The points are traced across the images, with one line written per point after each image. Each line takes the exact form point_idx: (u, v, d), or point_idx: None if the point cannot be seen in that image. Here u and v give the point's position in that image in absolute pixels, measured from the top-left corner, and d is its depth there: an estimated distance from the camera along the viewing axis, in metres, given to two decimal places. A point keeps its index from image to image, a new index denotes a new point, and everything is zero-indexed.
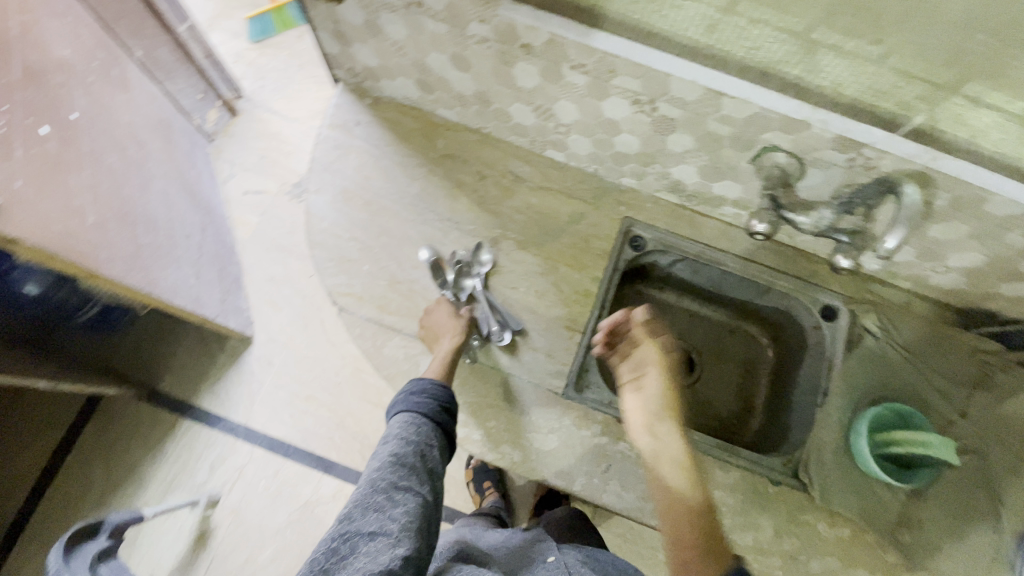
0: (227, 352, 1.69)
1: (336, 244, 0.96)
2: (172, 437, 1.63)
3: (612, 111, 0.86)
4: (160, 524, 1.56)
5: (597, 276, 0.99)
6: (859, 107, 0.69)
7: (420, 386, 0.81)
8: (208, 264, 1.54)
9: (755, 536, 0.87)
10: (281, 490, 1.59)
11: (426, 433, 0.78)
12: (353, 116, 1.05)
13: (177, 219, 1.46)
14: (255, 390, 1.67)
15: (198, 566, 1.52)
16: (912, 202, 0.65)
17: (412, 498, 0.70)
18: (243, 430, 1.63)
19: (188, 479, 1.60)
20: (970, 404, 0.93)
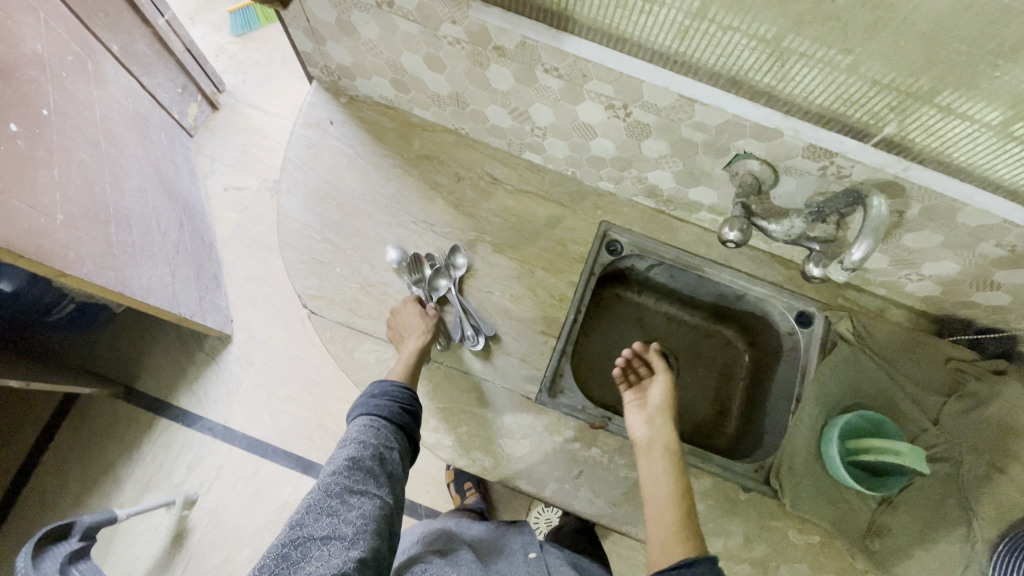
0: (205, 351, 1.67)
1: (307, 245, 0.94)
2: (150, 437, 1.61)
3: (587, 115, 0.85)
4: (137, 524, 1.54)
5: (572, 281, 0.98)
6: (830, 116, 0.68)
7: (381, 388, 0.80)
8: (184, 263, 1.51)
9: (725, 542, 0.86)
10: (260, 490, 1.57)
11: (386, 435, 0.77)
12: (327, 115, 1.03)
13: (152, 216, 1.43)
14: (234, 389, 1.65)
15: (174, 568, 1.51)
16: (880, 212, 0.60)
17: (369, 501, 0.69)
18: (222, 430, 1.62)
19: (165, 479, 1.58)
20: (941, 412, 0.93)
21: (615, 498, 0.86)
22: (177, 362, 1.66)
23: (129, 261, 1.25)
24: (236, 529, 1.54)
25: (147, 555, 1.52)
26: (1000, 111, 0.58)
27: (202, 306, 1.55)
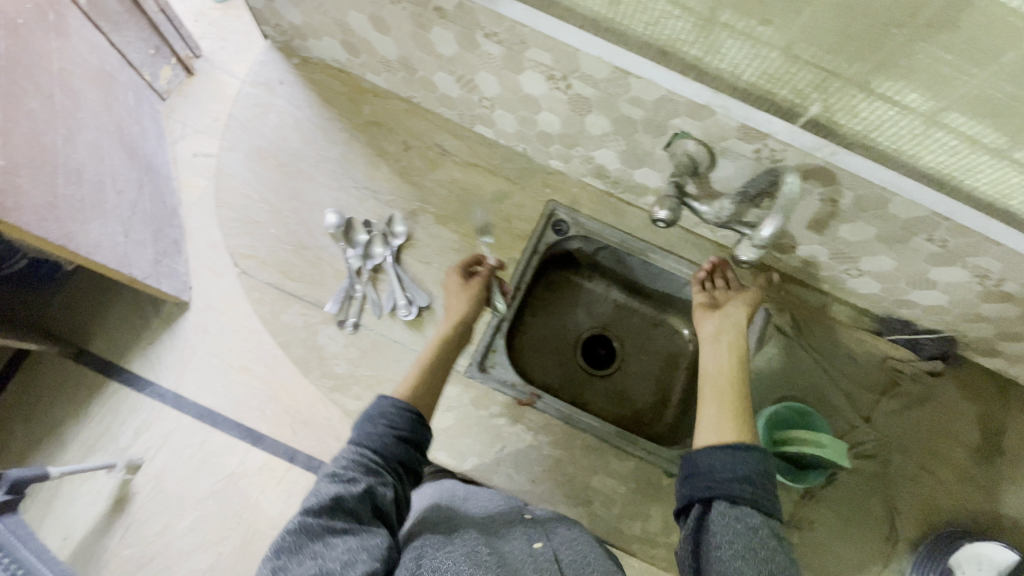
0: (161, 317, 1.63)
1: (244, 204, 0.94)
2: (100, 399, 1.58)
3: (530, 86, 0.83)
4: (82, 484, 1.53)
5: (514, 257, 0.97)
6: (759, 94, 0.67)
7: (377, 411, 0.72)
8: (139, 224, 1.47)
9: (643, 526, 0.85)
10: (206, 459, 1.55)
11: (377, 464, 0.68)
12: (278, 75, 1.02)
13: (108, 173, 1.41)
14: (189, 355, 1.61)
15: (111, 536, 1.49)
16: (792, 191, 0.62)
17: (354, 544, 0.60)
18: (172, 397, 1.58)
19: (111, 443, 1.55)
20: (874, 410, 0.94)
21: (535, 475, 0.86)
22: (128, 324, 1.62)
23: (75, 216, 1.23)
24: (178, 498, 1.52)
25: (86, 517, 1.50)
26: (924, 95, 0.57)
27: (156, 270, 1.51)
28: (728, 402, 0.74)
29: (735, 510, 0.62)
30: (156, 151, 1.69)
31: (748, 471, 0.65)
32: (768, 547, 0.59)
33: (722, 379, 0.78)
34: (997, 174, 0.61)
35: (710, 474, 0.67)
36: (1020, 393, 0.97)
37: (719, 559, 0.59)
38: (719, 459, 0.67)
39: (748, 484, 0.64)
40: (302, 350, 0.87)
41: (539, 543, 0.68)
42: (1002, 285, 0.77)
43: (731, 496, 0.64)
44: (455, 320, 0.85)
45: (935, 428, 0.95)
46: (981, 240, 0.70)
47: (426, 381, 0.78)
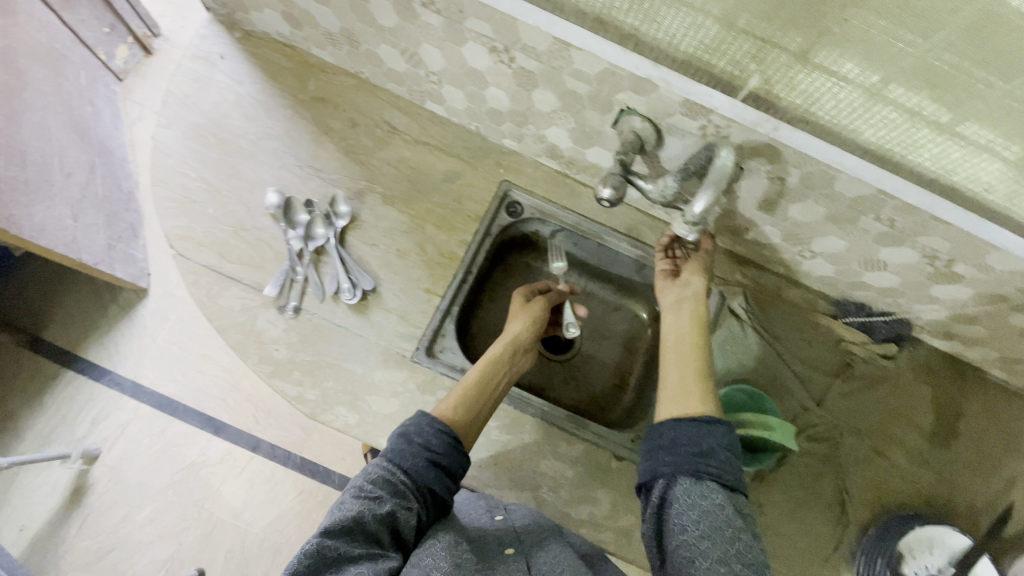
0: (119, 304, 1.40)
1: (181, 184, 0.91)
2: (54, 387, 1.36)
3: (475, 60, 0.80)
4: (30, 481, 1.30)
5: (465, 239, 0.94)
6: (696, 64, 0.63)
7: (414, 429, 0.69)
8: (91, 209, 1.19)
9: (591, 510, 0.84)
10: (166, 450, 1.34)
11: (404, 490, 0.64)
12: (218, 48, 0.97)
13: (57, 155, 1.12)
14: (147, 343, 1.39)
15: (68, 525, 1.28)
16: (723, 167, 0.62)
17: (370, 569, 0.56)
18: (131, 386, 1.37)
19: (68, 433, 1.33)
20: (827, 393, 0.94)
21: (481, 460, 0.85)
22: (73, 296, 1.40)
23: (19, 200, 0.96)
24: (137, 487, 1.31)
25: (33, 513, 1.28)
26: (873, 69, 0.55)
27: (110, 256, 1.24)
28: (692, 373, 0.74)
29: (700, 488, 0.62)
30: (110, 133, 1.37)
31: (710, 446, 0.65)
32: (730, 524, 0.60)
33: (686, 351, 0.78)
34: (937, 148, 0.60)
35: (673, 449, 0.66)
36: (977, 375, 0.96)
37: (685, 539, 0.59)
38: (683, 433, 0.67)
39: (712, 462, 0.64)
40: (240, 335, 0.85)
41: (510, 548, 0.66)
42: (953, 265, 0.76)
43: (695, 474, 0.63)
44: (508, 338, 0.85)
45: (889, 410, 0.94)
46: (928, 218, 0.68)
47: (473, 400, 0.77)
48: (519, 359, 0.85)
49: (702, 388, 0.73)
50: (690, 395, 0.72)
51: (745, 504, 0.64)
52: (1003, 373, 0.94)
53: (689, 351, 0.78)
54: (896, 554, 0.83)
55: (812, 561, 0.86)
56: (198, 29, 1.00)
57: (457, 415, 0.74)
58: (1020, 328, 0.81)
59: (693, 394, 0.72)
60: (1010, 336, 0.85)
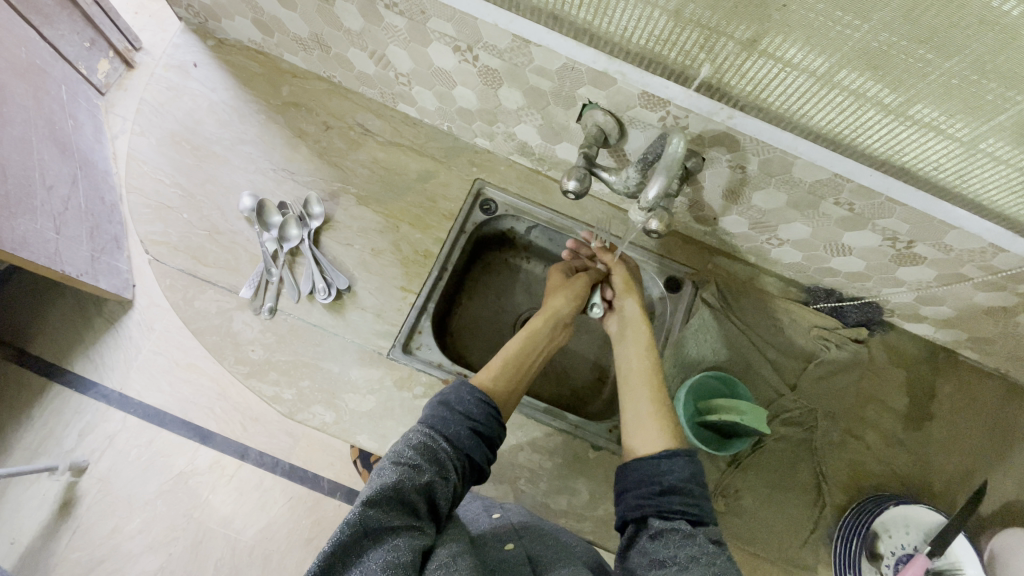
0: (104, 317, 1.28)
1: (156, 190, 0.93)
2: (40, 401, 1.26)
3: (440, 60, 0.81)
4: (16, 497, 1.21)
5: (440, 238, 0.95)
6: (650, 57, 0.66)
7: (456, 397, 0.70)
8: (74, 221, 1.11)
9: (569, 500, 0.85)
10: (155, 461, 1.22)
11: (442, 460, 0.64)
12: (192, 57, 0.99)
13: (35, 165, 1.05)
14: (132, 355, 1.25)
15: (58, 540, 1.18)
16: (672, 153, 0.63)
17: (411, 540, 0.54)
18: (117, 399, 1.25)
19: (55, 447, 1.24)
20: (801, 377, 0.95)
21: None
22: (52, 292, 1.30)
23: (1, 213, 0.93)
24: (126, 498, 1.20)
25: (23, 527, 1.19)
26: (822, 57, 0.57)
27: (94, 268, 1.15)
28: (643, 403, 0.75)
29: (669, 525, 0.62)
30: (93, 146, 1.23)
31: (675, 480, 0.65)
32: (704, 552, 0.59)
33: (635, 378, 0.79)
34: (885, 131, 0.62)
35: (638, 489, 0.67)
36: (950, 357, 0.97)
37: (665, 573, 0.58)
38: (647, 470, 0.67)
39: (679, 495, 0.64)
40: (217, 337, 0.87)
41: (510, 544, 0.65)
42: (913, 246, 0.77)
43: (663, 510, 0.64)
44: (549, 314, 0.87)
45: (863, 393, 0.96)
46: (884, 199, 0.70)
47: (513, 373, 0.79)
48: (558, 336, 0.87)
49: (654, 415, 0.73)
50: (644, 424, 0.73)
51: (718, 533, 0.64)
52: (976, 354, 0.95)
53: (636, 380, 0.79)
54: (872, 533, 0.84)
55: (789, 542, 0.87)
56: (172, 38, 1.02)
57: (497, 387, 0.77)
58: (985, 307, 0.83)
59: (646, 424, 0.73)
60: (975, 316, 0.86)
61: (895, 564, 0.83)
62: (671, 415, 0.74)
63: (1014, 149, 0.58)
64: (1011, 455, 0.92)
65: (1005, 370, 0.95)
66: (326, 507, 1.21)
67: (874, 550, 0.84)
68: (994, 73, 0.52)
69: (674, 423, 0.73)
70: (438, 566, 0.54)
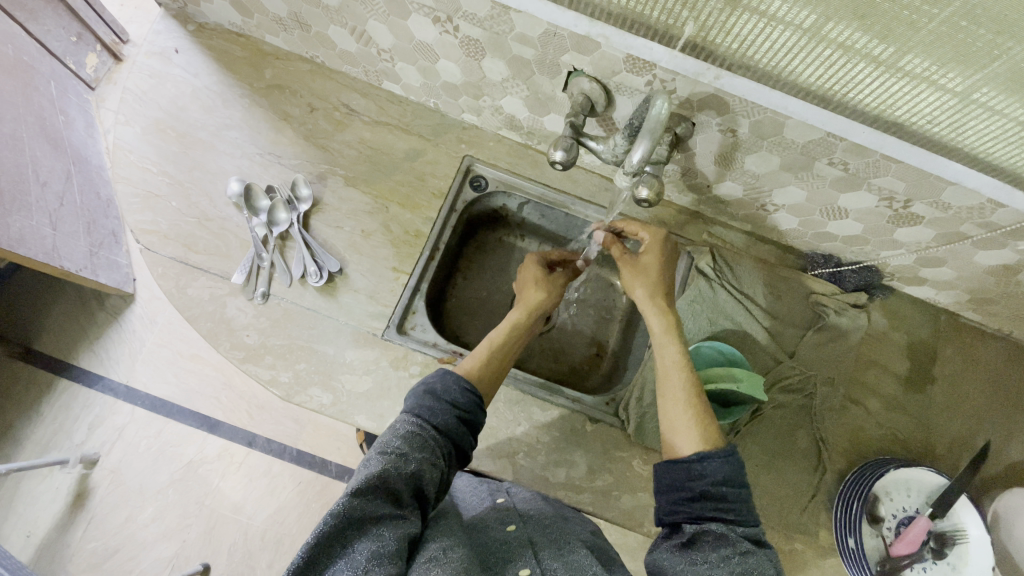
0: (108, 311, 1.27)
1: (143, 178, 0.93)
2: (47, 396, 1.25)
3: (421, 32, 0.79)
4: (27, 493, 1.20)
5: (430, 217, 0.94)
6: (632, 17, 0.64)
7: (441, 385, 0.68)
8: (70, 216, 1.05)
9: (567, 473, 0.85)
10: (164, 451, 1.22)
11: (430, 447, 0.62)
12: (172, 43, 0.98)
13: (29, 163, 0.99)
14: (138, 348, 1.26)
15: (73, 531, 1.17)
16: (655, 115, 0.62)
17: (396, 530, 0.53)
18: (125, 390, 1.25)
19: (64, 441, 1.22)
20: (800, 344, 0.93)
21: None
22: (49, 285, 1.28)
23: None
24: (137, 489, 1.20)
25: (39, 519, 1.18)
26: (809, 10, 0.55)
27: (93, 263, 1.11)
28: (669, 403, 0.70)
29: (701, 529, 0.60)
30: (85, 141, 1.15)
31: (706, 486, 0.62)
32: (737, 551, 0.57)
33: (669, 377, 0.72)
34: (876, 84, 0.60)
35: (670, 494, 0.65)
36: (952, 320, 0.96)
37: (693, 568, 0.56)
38: (679, 471, 0.65)
39: (712, 501, 0.62)
40: (211, 323, 0.86)
41: (513, 526, 0.65)
42: (910, 205, 0.75)
43: (695, 515, 0.62)
44: (532, 308, 0.84)
45: (863, 358, 0.95)
46: (879, 157, 0.68)
47: (498, 364, 0.76)
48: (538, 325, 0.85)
49: (684, 414, 0.68)
50: (676, 423, 0.68)
51: (758, 534, 0.61)
52: (976, 315, 0.94)
53: (667, 379, 0.72)
54: (873, 497, 0.84)
55: (789, 508, 0.86)
56: (153, 24, 1.01)
57: (485, 377, 0.73)
58: (986, 266, 0.81)
59: (677, 419, 0.68)
60: (977, 276, 0.85)
61: (895, 527, 0.83)
62: (704, 414, 0.68)
63: (1009, 99, 0.56)
64: (1015, 416, 0.91)
65: (1006, 330, 0.94)
66: (335, 491, 1.22)
67: (874, 513, 0.84)
68: (986, 16, 0.50)
69: (707, 425, 0.68)
70: (427, 560, 0.54)
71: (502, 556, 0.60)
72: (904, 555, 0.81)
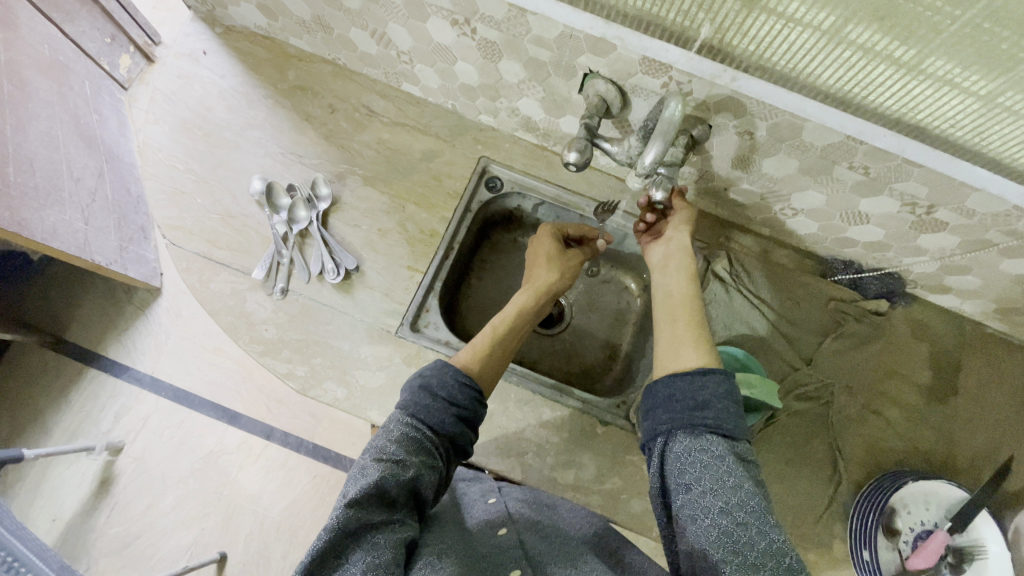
0: (135, 304, 1.29)
1: (170, 175, 0.96)
2: (76, 385, 1.29)
3: (439, 35, 0.81)
4: (57, 477, 1.25)
5: (446, 217, 0.95)
6: (648, 20, 0.65)
7: (438, 381, 0.67)
8: (103, 211, 1.08)
9: (576, 474, 0.85)
10: (185, 440, 1.25)
11: (426, 448, 0.62)
12: (201, 45, 1.01)
13: (63, 160, 1.03)
14: (162, 340, 1.28)
15: (98, 515, 1.22)
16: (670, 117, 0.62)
17: (391, 538, 0.54)
18: (150, 381, 1.28)
19: (91, 428, 1.27)
20: (817, 351, 0.93)
21: None
22: (80, 278, 1.32)
23: (27, 204, 0.91)
24: (159, 477, 1.23)
25: (65, 504, 1.23)
26: (827, 12, 0.55)
27: (122, 257, 1.13)
28: (679, 324, 0.70)
29: (698, 447, 0.56)
30: (118, 140, 1.18)
31: (710, 396, 0.59)
32: (733, 474, 0.53)
33: (673, 308, 0.72)
34: (897, 86, 0.59)
35: (669, 404, 0.61)
36: (977, 331, 0.93)
37: (688, 497, 0.54)
38: (677, 389, 0.61)
39: (711, 419, 0.58)
40: (232, 317, 0.90)
41: (503, 530, 0.65)
42: (934, 212, 0.73)
43: (691, 425, 0.58)
44: (540, 290, 0.83)
45: (884, 367, 0.93)
46: (901, 161, 0.67)
47: (500, 349, 0.75)
48: (546, 308, 0.85)
49: (688, 334, 0.68)
50: (682, 341, 0.67)
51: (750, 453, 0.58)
52: (1003, 326, 0.91)
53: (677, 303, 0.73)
54: (889, 509, 0.82)
55: (802, 517, 0.85)
56: (183, 27, 1.04)
57: (487, 367, 0.73)
58: (1013, 276, 0.79)
59: (684, 341, 0.67)
60: (1004, 285, 0.82)
61: (912, 540, 0.81)
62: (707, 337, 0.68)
63: None
64: None
65: None
66: None
67: (891, 526, 0.82)
68: (1009, 19, 0.49)
69: (706, 343, 0.67)
70: (424, 565, 0.55)
71: (490, 558, 0.60)
72: (922, 569, 0.79)
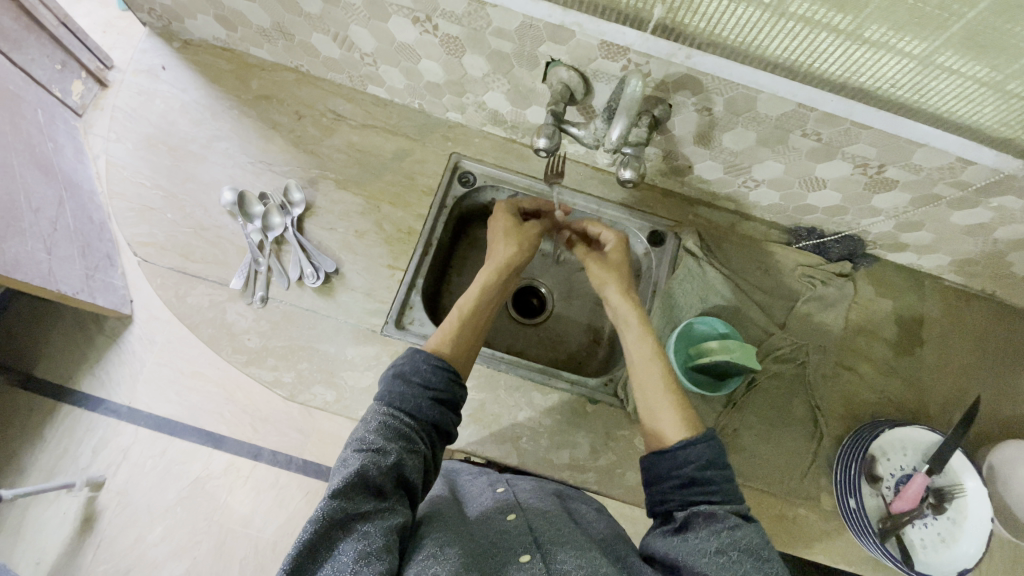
0: (106, 333, 1.25)
1: (138, 193, 0.95)
2: (50, 422, 1.25)
3: (401, 34, 0.82)
4: (36, 520, 1.20)
5: (422, 214, 0.96)
6: (603, 4, 0.68)
7: (410, 367, 0.68)
8: (66, 240, 1.05)
9: (571, 454, 0.87)
10: (170, 467, 1.22)
11: (406, 433, 0.63)
12: (159, 60, 1.00)
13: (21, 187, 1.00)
14: (138, 368, 1.23)
15: (84, 554, 1.17)
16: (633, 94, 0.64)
17: (381, 525, 0.55)
18: (128, 410, 1.24)
19: (70, 464, 1.23)
20: (790, 315, 0.96)
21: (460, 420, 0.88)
22: (47, 311, 1.28)
23: None
24: (145, 508, 1.20)
25: (48, 546, 1.18)
26: None
27: (89, 285, 1.10)
28: (649, 392, 0.72)
29: (691, 512, 0.60)
30: (77, 167, 1.16)
31: (694, 470, 0.62)
32: (728, 524, 0.58)
33: (640, 373, 0.75)
34: (839, 52, 0.63)
35: (661, 484, 0.64)
36: (935, 284, 0.99)
37: (686, 546, 0.58)
38: (665, 466, 0.64)
39: (699, 484, 0.62)
40: (212, 330, 0.88)
41: (512, 515, 0.66)
42: (885, 171, 0.78)
43: (685, 501, 0.62)
44: (502, 265, 0.84)
45: (853, 326, 0.97)
46: (849, 124, 0.71)
47: (468, 330, 0.77)
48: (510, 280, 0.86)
49: (664, 399, 0.70)
50: (659, 407, 0.70)
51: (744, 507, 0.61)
52: (958, 278, 0.97)
53: (644, 369, 0.75)
54: (871, 457, 0.86)
55: (788, 475, 0.89)
56: (138, 43, 1.03)
57: (456, 349, 0.74)
58: (962, 228, 0.84)
59: (663, 410, 0.69)
60: (955, 237, 0.87)
61: (894, 485, 0.85)
62: (686, 402, 0.70)
63: (966, 60, 0.60)
64: (999, 373, 0.95)
65: (987, 290, 0.97)
66: None
67: (873, 473, 0.86)
68: None
69: (684, 406, 0.70)
70: (426, 556, 0.56)
71: (501, 545, 0.61)
72: (905, 511, 0.83)
